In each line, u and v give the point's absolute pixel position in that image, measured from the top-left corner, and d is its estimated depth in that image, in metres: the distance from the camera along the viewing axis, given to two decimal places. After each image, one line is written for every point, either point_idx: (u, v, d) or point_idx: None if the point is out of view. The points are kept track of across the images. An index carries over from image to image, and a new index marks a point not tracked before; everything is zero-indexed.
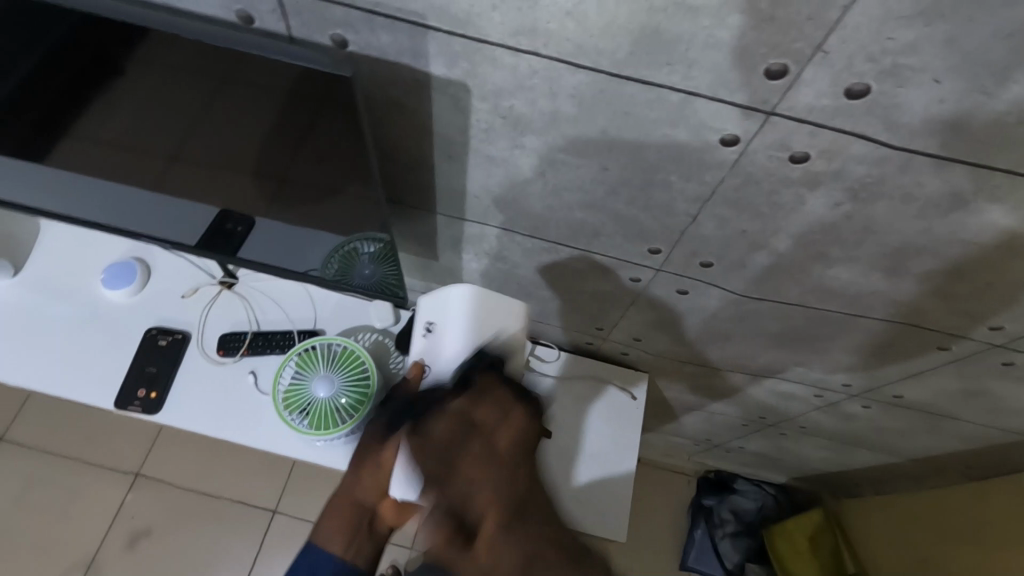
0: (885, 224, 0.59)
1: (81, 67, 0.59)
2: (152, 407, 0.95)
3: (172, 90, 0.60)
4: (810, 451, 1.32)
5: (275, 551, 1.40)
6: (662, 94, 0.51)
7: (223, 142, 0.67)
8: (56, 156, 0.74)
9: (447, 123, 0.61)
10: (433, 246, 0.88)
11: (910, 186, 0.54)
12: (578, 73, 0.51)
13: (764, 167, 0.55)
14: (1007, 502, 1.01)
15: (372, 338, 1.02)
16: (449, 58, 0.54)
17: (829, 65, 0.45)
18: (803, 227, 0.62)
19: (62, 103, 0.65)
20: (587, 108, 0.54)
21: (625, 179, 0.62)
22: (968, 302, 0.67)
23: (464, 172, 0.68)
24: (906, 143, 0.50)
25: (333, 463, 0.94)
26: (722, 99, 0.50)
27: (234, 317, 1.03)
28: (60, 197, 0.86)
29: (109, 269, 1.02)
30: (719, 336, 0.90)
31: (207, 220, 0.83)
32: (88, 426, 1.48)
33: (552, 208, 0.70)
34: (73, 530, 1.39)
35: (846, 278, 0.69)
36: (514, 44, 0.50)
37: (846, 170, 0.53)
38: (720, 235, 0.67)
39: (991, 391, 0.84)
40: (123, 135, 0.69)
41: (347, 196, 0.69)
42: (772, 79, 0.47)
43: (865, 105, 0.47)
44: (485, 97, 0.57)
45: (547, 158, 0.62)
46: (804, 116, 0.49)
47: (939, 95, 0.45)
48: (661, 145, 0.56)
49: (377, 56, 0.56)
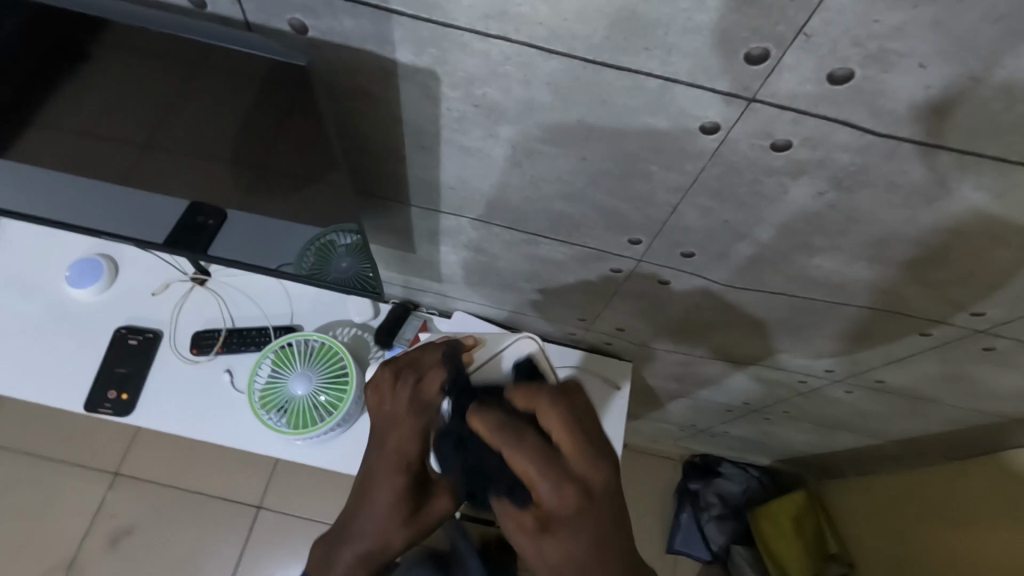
0: (869, 212, 0.58)
1: (33, 56, 0.56)
2: (123, 408, 0.92)
3: (136, 81, 0.57)
4: (795, 435, 1.33)
5: (261, 547, 1.39)
6: (639, 81, 0.49)
7: (192, 133, 0.64)
8: (16, 148, 0.70)
9: (417, 112, 0.59)
10: (409, 237, 0.85)
11: (895, 174, 0.52)
12: (552, 60, 0.49)
13: (746, 157, 0.54)
14: (991, 486, 1.00)
15: (351, 332, 1.00)
16: (417, 45, 0.51)
17: (811, 49, 0.43)
18: (785, 216, 0.61)
19: (16, 93, 0.61)
20: (563, 95, 0.52)
21: (605, 169, 0.60)
22: (950, 289, 0.67)
23: (438, 162, 0.66)
24: (890, 131, 0.48)
25: (315, 462, 0.92)
26: (703, 86, 0.48)
27: (208, 314, 1.00)
28: (19, 192, 0.82)
29: (74, 266, 0.98)
30: (702, 325, 0.89)
31: (175, 213, 0.80)
32: (65, 425, 1.44)
33: (530, 199, 0.68)
34: (53, 531, 1.36)
35: (830, 267, 0.68)
36: (484, 29, 0.48)
37: (830, 158, 0.52)
38: (702, 225, 0.65)
39: (971, 375, 0.84)
40: (83, 126, 0.65)
41: (320, 187, 0.67)
42: (753, 65, 0.45)
43: (849, 92, 0.45)
44: (456, 85, 0.54)
45: (521, 148, 0.60)
46: (786, 104, 0.47)
47: (926, 79, 0.43)
48: (640, 133, 0.54)
49: (341, 42, 0.53)
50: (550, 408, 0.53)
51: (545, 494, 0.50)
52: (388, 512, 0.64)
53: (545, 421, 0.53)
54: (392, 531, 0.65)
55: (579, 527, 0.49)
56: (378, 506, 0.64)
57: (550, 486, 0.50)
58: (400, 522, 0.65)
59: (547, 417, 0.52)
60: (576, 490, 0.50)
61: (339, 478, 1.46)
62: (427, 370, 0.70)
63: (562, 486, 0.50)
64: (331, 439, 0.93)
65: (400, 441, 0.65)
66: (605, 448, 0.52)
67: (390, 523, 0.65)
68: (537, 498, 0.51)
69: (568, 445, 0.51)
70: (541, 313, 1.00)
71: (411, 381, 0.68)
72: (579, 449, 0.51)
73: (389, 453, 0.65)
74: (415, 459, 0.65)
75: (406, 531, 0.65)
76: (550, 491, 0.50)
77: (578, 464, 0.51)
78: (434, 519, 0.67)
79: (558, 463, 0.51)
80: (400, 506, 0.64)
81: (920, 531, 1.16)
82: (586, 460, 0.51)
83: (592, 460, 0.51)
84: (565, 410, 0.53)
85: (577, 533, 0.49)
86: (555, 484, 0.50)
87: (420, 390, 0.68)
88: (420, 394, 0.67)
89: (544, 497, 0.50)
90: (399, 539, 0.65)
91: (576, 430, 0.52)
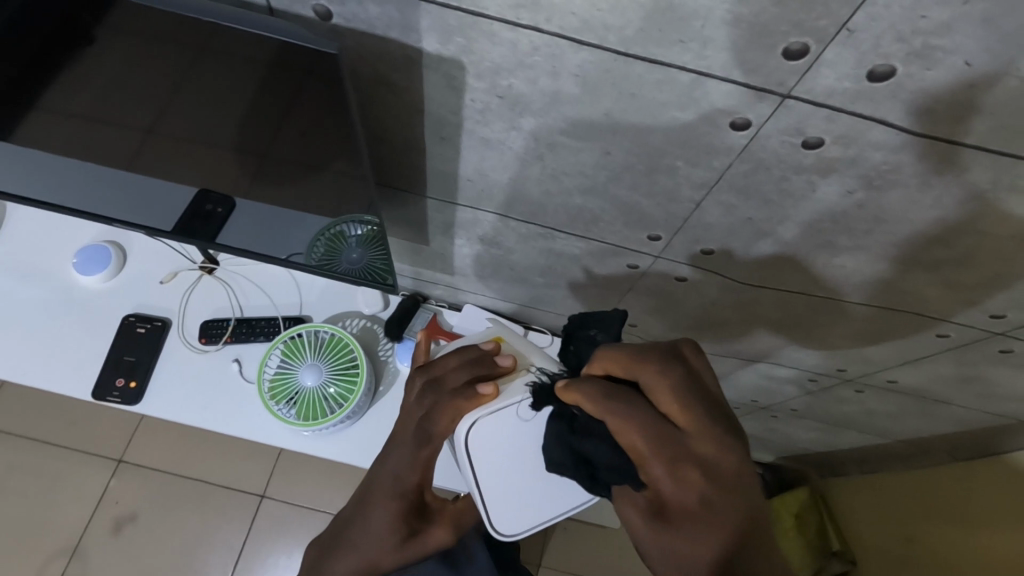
0: (898, 212, 0.57)
1: (44, 38, 0.55)
2: (131, 397, 0.91)
3: (143, 64, 0.56)
4: (800, 433, 1.33)
5: (264, 535, 1.39)
6: (671, 74, 0.47)
7: (196, 119, 0.63)
8: (20, 132, 0.69)
9: (439, 102, 0.57)
10: (423, 229, 0.84)
11: (928, 173, 0.51)
12: (583, 51, 0.47)
13: (775, 154, 0.53)
14: (997, 487, 1.00)
15: (360, 324, 0.99)
16: (444, 33, 0.50)
17: (853, 45, 0.42)
18: (811, 215, 0.60)
19: (23, 74, 0.60)
20: (591, 87, 0.51)
21: (629, 164, 0.59)
22: (972, 291, 0.66)
23: (458, 154, 0.65)
24: (927, 130, 0.47)
25: (322, 453, 0.92)
26: (738, 81, 0.46)
27: (216, 303, 0.99)
28: (26, 177, 0.80)
29: (82, 252, 0.97)
30: (716, 322, 0.88)
31: (183, 199, 0.79)
32: (70, 411, 1.44)
33: (550, 193, 0.67)
34: (57, 517, 1.36)
35: (851, 267, 0.67)
36: (515, 18, 0.46)
37: (862, 156, 0.51)
38: (724, 222, 0.64)
39: (986, 377, 0.83)
40: (91, 110, 0.64)
41: (332, 176, 0.66)
42: (790, 60, 0.44)
43: (888, 89, 0.44)
44: (481, 75, 0.53)
45: (544, 141, 0.59)
46: (821, 100, 0.46)
47: (969, 78, 0.42)
48: (667, 128, 0.53)
49: (364, 29, 0.52)
50: (671, 373, 0.47)
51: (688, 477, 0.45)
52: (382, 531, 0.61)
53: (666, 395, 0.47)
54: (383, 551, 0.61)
55: (730, 492, 0.45)
56: (373, 525, 0.61)
57: (690, 477, 0.44)
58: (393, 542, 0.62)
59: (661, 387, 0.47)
60: (722, 472, 0.45)
61: (343, 468, 1.46)
62: (448, 397, 0.59)
63: (720, 444, 0.45)
64: (340, 431, 0.92)
65: (401, 470, 0.61)
66: (733, 427, 0.47)
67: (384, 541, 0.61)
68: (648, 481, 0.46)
69: (686, 423, 0.46)
70: (553, 307, 0.99)
71: (419, 404, 0.61)
72: (703, 425, 0.46)
73: (388, 476, 0.62)
74: (414, 488, 0.62)
75: (396, 554, 0.62)
76: (669, 482, 0.45)
77: (709, 449, 0.45)
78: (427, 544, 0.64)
79: (675, 440, 0.45)
80: (397, 529, 0.61)
81: (922, 528, 1.16)
82: (719, 443, 0.45)
83: (727, 441, 0.45)
84: (682, 375, 0.47)
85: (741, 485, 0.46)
86: (702, 447, 0.45)
87: (429, 417, 0.59)
88: (422, 425, 0.60)
89: (659, 483, 0.45)
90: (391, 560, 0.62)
91: (692, 406, 0.46)
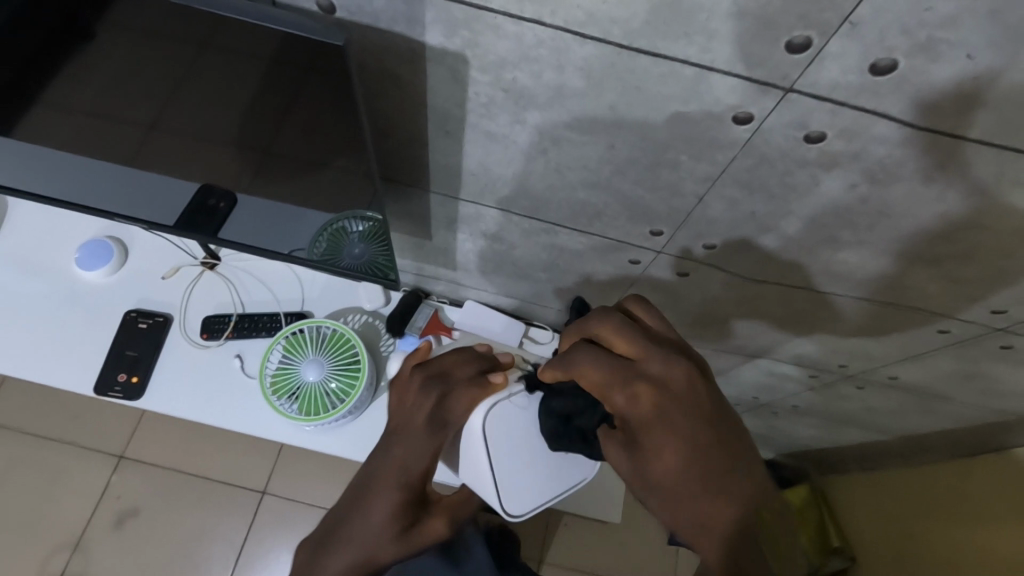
0: (900, 207, 0.57)
1: (47, 33, 0.55)
2: (133, 392, 0.91)
3: (146, 59, 0.56)
4: (801, 430, 1.33)
5: (265, 531, 1.39)
6: (675, 68, 0.47)
7: (199, 116, 0.63)
8: (22, 127, 0.69)
9: (443, 96, 0.58)
10: (425, 224, 0.84)
11: (930, 168, 0.51)
12: (587, 44, 0.47)
13: (779, 148, 0.53)
14: (997, 480, 1.00)
15: (362, 319, 0.99)
16: (448, 26, 0.50)
17: (858, 38, 0.42)
18: (814, 210, 0.60)
19: (26, 69, 0.60)
20: (595, 81, 0.51)
21: (633, 159, 0.59)
22: (974, 286, 0.66)
23: (460, 148, 0.65)
24: (930, 124, 0.47)
25: (324, 448, 0.92)
26: (742, 75, 0.47)
27: (218, 298, 0.99)
28: (29, 172, 0.80)
29: (84, 247, 0.97)
30: (717, 318, 0.88)
31: (186, 195, 0.79)
32: (71, 407, 1.44)
33: (553, 187, 0.67)
34: (58, 513, 1.36)
35: (854, 262, 0.67)
36: (519, 11, 0.46)
37: (865, 150, 0.51)
38: (727, 217, 0.64)
39: (987, 373, 0.83)
40: (94, 106, 0.64)
41: (334, 172, 0.66)
42: (795, 53, 0.44)
43: (892, 82, 0.44)
44: (485, 69, 0.53)
45: (548, 135, 0.59)
46: (825, 94, 0.46)
47: (973, 72, 0.43)
48: (671, 122, 0.53)
49: (368, 22, 0.52)
50: (613, 332, 0.50)
51: (651, 423, 0.46)
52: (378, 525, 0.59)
53: (607, 362, 0.48)
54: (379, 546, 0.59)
55: (697, 410, 0.47)
56: (375, 513, 0.59)
57: (650, 398, 0.47)
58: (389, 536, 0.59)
59: (609, 351, 0.50)
60: (665, 400, 0.47)
61: (344, 464, 1.46)
62: (461, 386, 0.60)
63: (672, 362, 0.48)
64: (341, 426, 0.92)
65: (408, 457, 0.60)
66: (673, 349, 0.49)
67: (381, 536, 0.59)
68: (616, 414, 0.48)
69: (623, 370, 0.47)
70: (555, 303, 0.99)
71: (431, 393, 0.61)
72: (651, 355, 0.48)
73: (391, 462, 0.60)
74: (420, 477, 0.60)
75: (397, 544, 0.59)
76: (634, 409, 0.47)
77: (659, 370, 0.47)
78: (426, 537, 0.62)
79: (626, 376, 0.47)
80: (393, 521, 0.59)
81: (922, 523, 1.15)
82: (666, 369, 0.47)
83: (668, 369, 0.47)
84: (604, 350, 0.49)
85: (709, 408, 0.48)
86: (658, 372, 0.47)
87: (445, 403, 0.60)
88: (442, 410, 0.60)
89: (622, 411, 0.47)
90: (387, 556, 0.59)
91: (637, 346, 0.49)
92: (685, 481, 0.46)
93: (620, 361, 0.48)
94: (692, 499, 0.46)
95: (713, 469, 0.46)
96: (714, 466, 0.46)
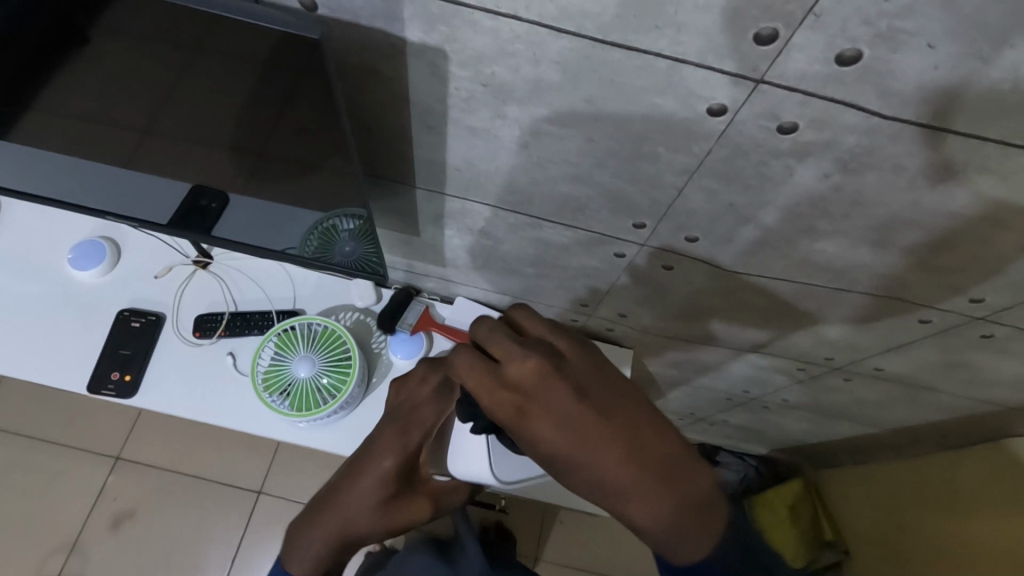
0: (874, 196, 0.58)
1: (36, 36, 0.56)
2: (126, 390, 0.92)
3: (135, 62, 0.57)
4: (792, 424, 1.34)
5: (262, 531, 1.40)
6: (648, 61, 0.49)
7: (193, 118, 0.64)
8: (18, 130, 0.70)
9: (424, 92, 0.59)
10: (414, 220, 0.85)
11: (901, 156, 0.53)
12: (562, 39, 0.49)
13: (753, 138, 0.54)
14: (987, 471, 1.01)
15: (353, 317, 1.00)
16: (426, 22, 0.51)
17: (822, 30, 0.43)
18: (791, 200, 0.61)
19: (15, 72, 0.61)
20: (572, 75, 0.52)
21: (612, 151, 0.61)
22: (951, 275, 0.67)
23: (444, 143, 0.66)
24: (897, 113, 0.48)
25: (316, 444, 0.93)
26: (713, 67, 0.48)
27: (211, 297, 1.00)
28: (21, 173, 0.81)
29: (77, 247, 0.98)
30: (703, 310, 0.89)
31: (176, 195, 0.80)
32: (67, 409, 1.45)
33: (536, 181, 0.68)
34: (55, 514, 1.37)
35: (832, 251, 0.68)
36: (495, 6, 0.48)
37: (836, 140, 0.52)
38: (707, 208, 0.65)
39: (970, 362, 0.84)
40: (84, 108, 0.65)
41: (322, 172, 0.67)
42: (762, 45, 0.45)
43: (857, 72, 0.46)
44: (465, 64, 0.54)
45: (529, 129, 0.60)
46: (794, 85, 0.48)
47: (935, 61, 0.44)
48: (647, 115, 0.54)
49: (349, 19, 0.53)
50: (466, 352, 0.47)
51: (535, 425, 0.45)
52: (367, 494, 0.66)
53: (472, 372, 0.46)
54: (362, 515, 0.67)
55: (575, 402, 0.45)
56: (364, 485, 0.66)
57: (520, 392, 0.45)
58: (374, 508, 0.67)
59: (464, 370, 0.46)
60: (535, 379, 0.45)
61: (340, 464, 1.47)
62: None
63: (526, 356, 0.45)
64: (334, 422, 0.93)
65: (401, 435, 0.66)
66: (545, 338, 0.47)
67: (365, 508, 0.67)
68: (503, 418, 0.46)
69: (501, 356, 0.46)
70: (544, 298, 1.01)
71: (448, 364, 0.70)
72: (509, 355, 0.45)
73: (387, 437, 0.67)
74: (410, 459, 0.67)
75: (377, 517, 0.67)
76: (506, 404, 0.45)
77: (521, 362, 0.45)
78: (406, 515, 0.69)
79: (494, 368, 0.46)
80: (378, 494, 0.66)
81: (917, 517, 1.16)
82: (525, 358, 0.45)
83: (534, 355, 0.45)
84: (482, 337, 0.47)
85: (584, 381, 0.46)
86: (514, 371, 0.45)
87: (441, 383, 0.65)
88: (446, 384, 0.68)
89: (503, 413, 0.46)
90: (369, 526, 0.68)
91: (507, 343, 0.46)
92: (604, 473, 0.45)
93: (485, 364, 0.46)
94: (610, 484, 0.45)
95: (628, 430, 0.46)
96: (614, 443, 0.45)
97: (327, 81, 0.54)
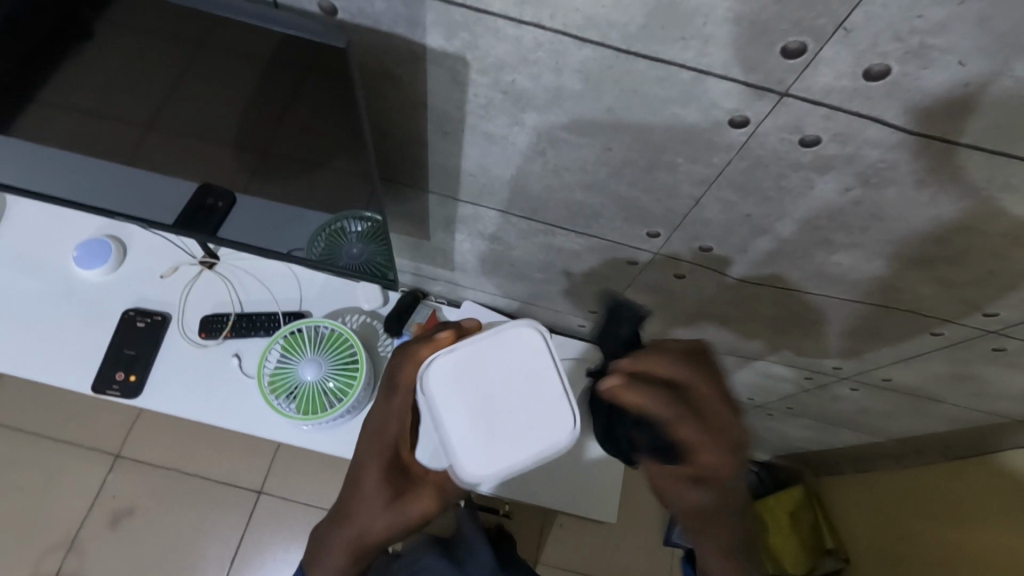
0: (894, 210, 0.58)
1: (48, 32, 0.55)
2: (130, 390, 0.92)
3: (147, 59, 0.56)
4: (796, 432, 1.34)
5: (262, 530, 1.39)
6: (672, 71, 0.48)
7: (195, 116, 0.63)
8: (18, 124, 0.69)
9: (442, 98, 0.58)
10: (424, 225, 0.84)
11: (923, 171, 0.52)
12: (585, 48, 0.48)
13: (774, 151, 0.54)
14: (988, 483, 1.01)
15: (360, 319, 1.00)
16: (447, 28, 0.50)
17: (852, 44, 0.43)
18: (809, 213, 0.61)
19: (25, 67, 0.60)
20: (593, 84, 0.51)
21: (629, 161, 0.60)
22: (966, 289, 0.67)
23: (459, 150, 0.65)
24: (923, 129, 0.48)
25: (322, 447, 0.92)
26: (738, 79, 0.47)
27: (217, 298, 1.00)
28: (28, 170, 0.80)
29: (82, 246, 0.97)
30: (713, 319, 0.89)
31: (184, 193, 0.79)
32: (67, 406, 1.44)
33: (550, 189, 0.68)
34: (54, 511, 1.36)
35: (848, 264, 0.68)
36: (519, 14, 0.47)
37: (859, 154, 0.52)
38: (723, 218, 0.65)
39: (979, 375, 0.84)
40: (93, 104, 0.64)
41: (333, 172, 0.67)
42: (790, 58, 0.44)
43: (884, 87, 0.45)
44: (485, 71, 0.53)
45: (546, 137, 0.60)
46: (820, 98, 0.47)
47: (964, 77, 0.43)
48: (668, 125, 0.54)
49: (368, 24, 0.52)
50: (684, 369, 0.57)
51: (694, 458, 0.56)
52: (368, 497, 0.66)
53: (676, 374, 0.57)
54: (371, 518, 0.66)
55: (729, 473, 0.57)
56: (364, 486, 0.67)
57: (713, 456, 0.56)
58: (381, 510, 0.66)
59: (661, 368, 0.57)
60: (729, 460, 0.56)
61: (340, 465, 1.46)
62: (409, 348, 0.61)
63: (718, 449, 0.56)
64: (339, 426, 0.92)
65: (381, 430, 0.67)
66: (733, 434, 0.57)
67: (368, 509, 0.67)
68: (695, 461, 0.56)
69: (693, 428, 0.55)
70: (552, 304, 1.00)
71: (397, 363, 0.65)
72: (704, 434, 0.56)
73: (371, 435, 0.68)
74: (395, 450, 0.67)
75: (387, 518, 0.66)
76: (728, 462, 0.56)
77: (713, 448, 0.56)
78: (414, 511, 0.66)
79: (713, 440, 0.56)
80: (380, 491, 0.66)
81: (916, 527, 1.16)
82: (722, 446, 0.56)
83: (733, 429, 0.57)
84: (684, 373, 0.57)
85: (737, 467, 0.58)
86: (708, 455, 0.56)
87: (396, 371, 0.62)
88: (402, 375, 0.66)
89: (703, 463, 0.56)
90: (382, 529, 0.67)
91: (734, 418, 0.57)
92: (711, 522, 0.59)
93: (689, 438, 0.55)
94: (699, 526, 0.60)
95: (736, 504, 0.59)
96: (726, 517, 0.59)
97: (342, 82, 0.53)
